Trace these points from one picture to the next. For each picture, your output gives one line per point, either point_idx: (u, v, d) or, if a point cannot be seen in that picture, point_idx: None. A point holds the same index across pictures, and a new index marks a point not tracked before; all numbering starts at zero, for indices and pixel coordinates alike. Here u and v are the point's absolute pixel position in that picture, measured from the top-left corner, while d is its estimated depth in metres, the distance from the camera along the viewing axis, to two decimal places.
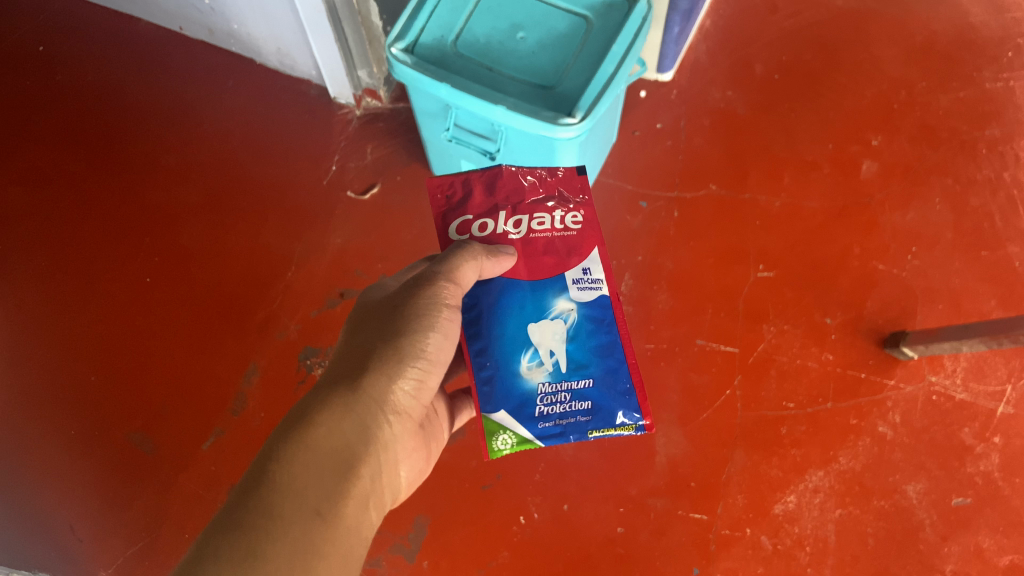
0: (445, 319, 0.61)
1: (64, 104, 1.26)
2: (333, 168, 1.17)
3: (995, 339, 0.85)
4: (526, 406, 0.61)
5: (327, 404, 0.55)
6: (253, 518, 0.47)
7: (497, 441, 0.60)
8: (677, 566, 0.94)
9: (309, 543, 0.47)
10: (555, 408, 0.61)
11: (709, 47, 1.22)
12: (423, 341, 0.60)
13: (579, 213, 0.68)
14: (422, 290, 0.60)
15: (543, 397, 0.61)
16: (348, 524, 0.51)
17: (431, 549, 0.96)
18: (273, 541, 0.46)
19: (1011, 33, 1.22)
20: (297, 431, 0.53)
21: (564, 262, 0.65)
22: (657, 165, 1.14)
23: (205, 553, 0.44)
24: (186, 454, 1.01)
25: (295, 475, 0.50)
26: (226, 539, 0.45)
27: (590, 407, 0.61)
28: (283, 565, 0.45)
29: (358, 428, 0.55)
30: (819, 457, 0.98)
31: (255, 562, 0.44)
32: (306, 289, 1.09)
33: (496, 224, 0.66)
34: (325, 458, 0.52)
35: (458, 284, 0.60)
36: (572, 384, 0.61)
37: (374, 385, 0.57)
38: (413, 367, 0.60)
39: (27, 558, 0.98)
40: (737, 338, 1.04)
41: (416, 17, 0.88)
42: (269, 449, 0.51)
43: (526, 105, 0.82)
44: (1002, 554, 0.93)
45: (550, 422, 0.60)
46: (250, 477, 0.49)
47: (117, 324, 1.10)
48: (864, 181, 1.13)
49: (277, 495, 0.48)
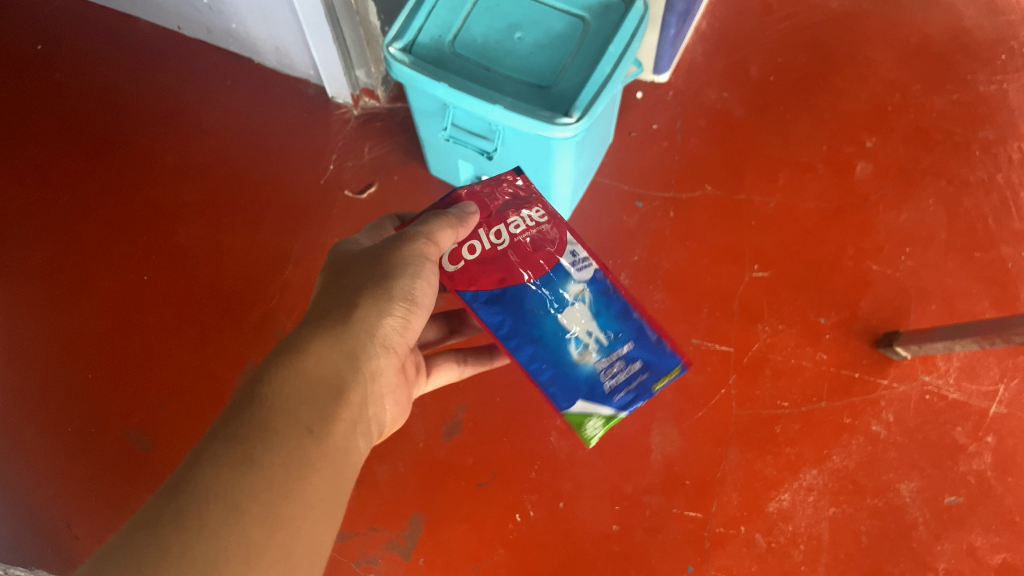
0: (430, 267, 0.60)
1: (62, 102, 1.26)
2: (330, 167, 1.17)
3: (989, 339, 0.85)
4: (597, 391, 0.63)
5: (317, 334, 0.55)
6: (247, 429, 0.47)
7: (588, 429, 0.62)
8: (672, 564, 0.94)
9: (301, 457, 0.48)
10: (618, 378, 0.63)
11: (705, 49, 1.23)
12: (410, 284, 0.59)
13: (543, 204, 0.69)
14: (405, 238, 0.59)
15: (604, 374, 0.63)
16: (339, 445, 0.51)
17: (428, 546, 0.96)
18: (267, 452, 0.47)
19: (1005, 36, 1.23)
20: (289, 355, 0.53)
21: (554, 251, 0.66)
22: (653, 166, 1.15)
23: (201, 458, 0.45)
24: (184, 450, 1.02)
25: (288, 394, 0.50)
26: (222, 446, 0.46)
27: (642, 364, 0.65)
28: (277, 474, 0.46)
29: (347, 358, 0.55)
30: (813, 455, 0.99)
31: (250, 468, 0.45)
32: (304, 288, 1.10)
33: (482, 242, 0.66)
34: (316, 382, 0.52)
35: (438, 245, 0.59)
36: (620, 352, 0.64)
37: (364, 319, 0.57)
38: (401, 306, 0.59)
39: (23, 554, 0.97)
40: (732, 337, 1.04)
41: (414, 17, 0.88)
42: (261, 370, 0.51)
43: (523, 105, 0.83)
44: (994, 553, 0.94)
45: (622, 392, 0.63)
46: (244, 395, 0.50)
47: (114, 322, 1.10)
48: (858, 182, 1.13)
49: (269, 411, 0.49)
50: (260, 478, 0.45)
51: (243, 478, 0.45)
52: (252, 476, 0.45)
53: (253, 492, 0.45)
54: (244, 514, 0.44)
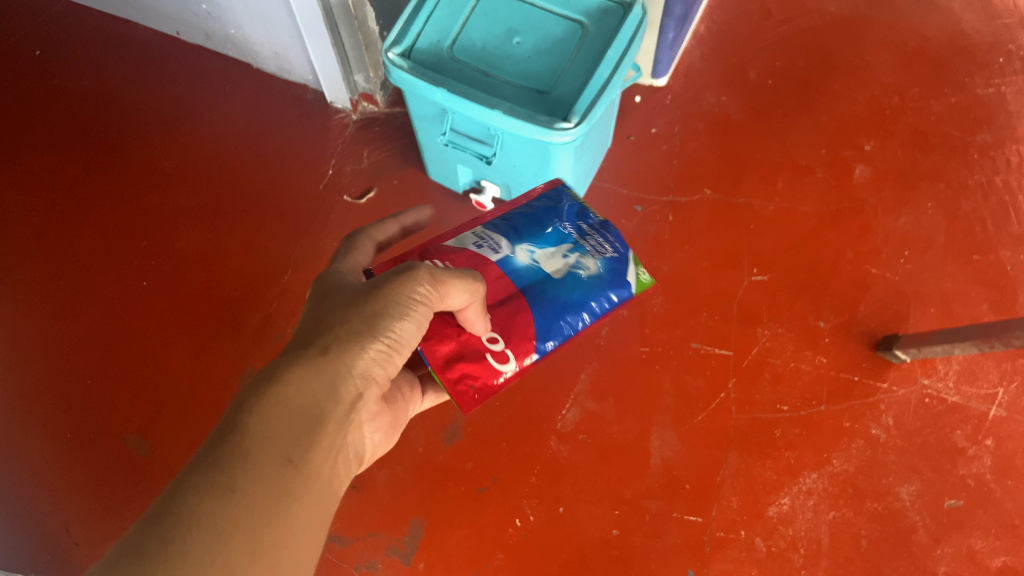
0: (422, 310, 0.60)
1: (61, 107, 1.26)
2: (329, 172, 1.17)
3: (989, 342, 0.85)
4: (621, 260, 0.72)
5: (300, 363, 0.54)
6: (229, 457, 0.47)
7: (641, 277, 0.73)
8: (672, 568, 0.94)
9: (281, 487, 0.48)
10: (606, 245, 0.73)
11: (703, 53, 1.23)
12: (396, 323, 0.58)
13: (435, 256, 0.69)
14: (401, 278, 0.59)
15: (601, 254, 0.72)
16: (319, 474, 0.51)
17: (428, 551, 0.96)
18: (249, 481, 0.46)
19: (1002, 39, 1.23)
20: (270, 385, 0.52)
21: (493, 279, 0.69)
22: (652, 170, 1.15)
23: (184, 487, 0.45)
24: (182, 457, 1.02)
25: (268, 424, 0.50)
26: (204, 474, 0.46)
27: (596, 227, 0.75)
28: (257, 503, 0.46)
29: (329, 389, 0.54)
30: (812, 459, 0.99)
31: (231, 497, 0.45)
32: (302, 293, 1.10)
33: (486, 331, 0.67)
34: (296, 412, 0.52)
35: (438, 294, 0.60)
36: (590, 240, 0.73)
37: (347, 351, 0.56)
38: (385, 341, 0.57)
39: (22, 561, 0.97)
40: (732, 341, 1.04)
41: (412, 22, 0.88)
42: (242, 397, 0.51)
43: (521, 110, 0.83)
44: (994, 556, 0.94)
45: (614, 245, 0.74)
46: (225, 423, 0.49)
47: (114, 328, 1.10)
48: (856, 185, 1.13)
49: (250, 440, 0.48)
50: (241, 507, 0.45)
51: (224, 507, 0.45)
52: (234, 505, 0.45)
53: (235, 520, 0.45)
54: (226, 543, 0.44)
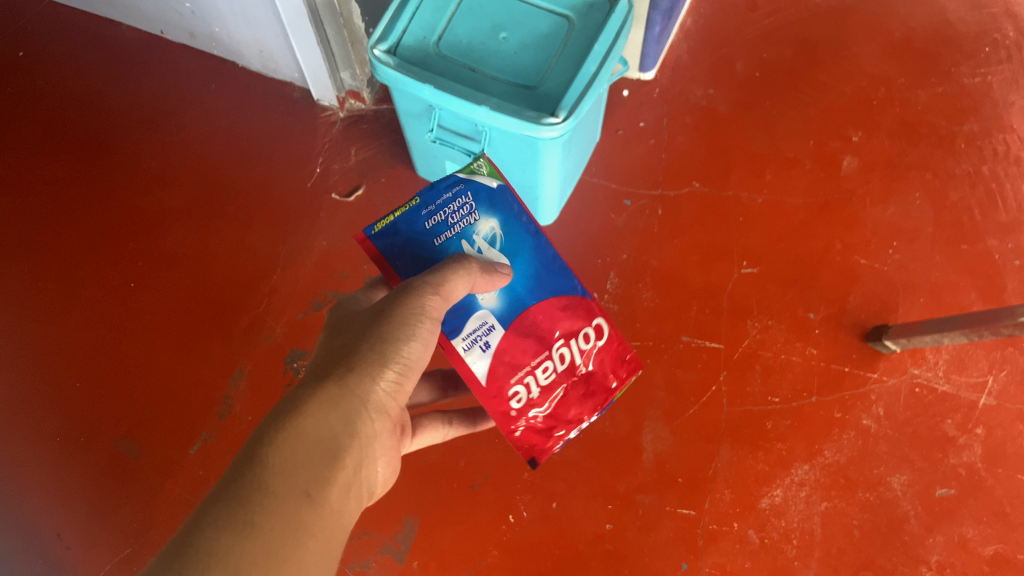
0: (428, 325, 0.59)
1: (45, 108, 1.25)
2: (317, 170, 1.17)
3: (977, 332, 0.86)
4: (469, 197, 0.67)
5: (315, 396, 0.54)
6: (247, 491, 0.46)
7: (475, 163, 0.69)
8: (665, 561, 0.94)
9: (299, 522, 0.47)
10: (446, 218, 0.66)
11: (690, 46, 1.23)
12: (404, 347, 0.58)
13: (515, 396, 0.66)
14: (406, 291, 0.58)
15: (457, 222, 0.66)
16: (335, 509, 0.50)
17: (421, 549, 0.96)
18: (268, 515, 0.46)
19: (988, 28, 1.24)
20: (285, 417, 0.52)
21: (530, 350, 0.66)
22: (640, 164, 1.15)
23: (202, 523, 0.44)
24: (174, 458, 1.01)
25: (286, 456, 0.49)
26: (222, 510, 0.45)
27: (423, 204, 0.67)
28: (275, 539, 0.45)
29: (344, 421, 0.54)
30: (804, 451, 0.99)
31: (250, 532, 0.44)
32: (292, 292, 1.09)
33: (572, 350, 0.67)
34: (312, 444, 0.51)
35: (445, 297, 0.59)
36: (453, 231, 0.66)
37: (360, 383, 0.56)
38: (395, 368, 0.58)
39: (15, 566, 0.97)
40: (722, 334, 1.04)
41: (398, 18, 0.88)
42: (260, 430, 0.51)
43: (508, 105, 0.83)
44: (986, 544, 0.94)
45: (445, 197, 0.67)
46: (244, 455, 0.49)
47: (101, 330, 1.09)
48: (844, 177, 1.14)
49: (268, 473, 0.48)
50: (259, 543, 0.44)
51: (241, 544, 0.43)
52: (254, 540, 0.44)
53: (252, 557, 0.43)
54: None
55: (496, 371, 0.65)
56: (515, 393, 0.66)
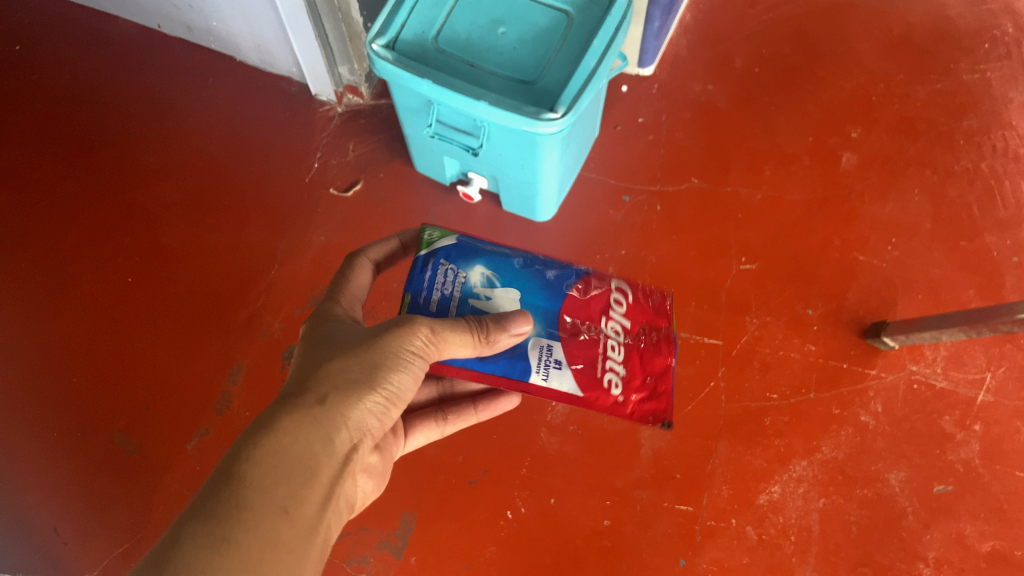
0: (418, 363, 0.58)
1: (41, 103, 1.25)
2: (315, 165, 1.16)
3: (976, 328, 0.86)
4: (447, 265, 0.65)
5: (298, 413, 0.53)
6: (227, 507, 0.46)
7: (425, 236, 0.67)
8: (663, 557, 0.94)
9: (277, 540, 0.47)
10: (445, 289, 0.64)
11: (690, 41, 1.23)
12: (391, 377, 0.57)
13: (607, 384, 0.64)
14: (405, 329, 0.57)
15: (455, 285, 0.64)
16: (312, 526, 0.51)
17: (419, 545, 0.96)
18: (247, 533, 0.46)
19: (987, 24, 1.23)
20: (268, 434, 0.51)
21: (589, 341, 0.65)
22: (639, 160, 1.15)
23: (179, 536, 0.44)
24: (171, 454, 1.01)
25: (267, 473, 0.49)
26: (201, 526, 0.45)
27: (416, 299, 0.63)
28: (252, 556, 0.46)
29: (326, 442, 0.53)
30: (802, 447, 0.99)
31: (228, 549, 0.45)
32: (290, 288, 1.09)
33: (619, 320, 0.67)
34: (293, 462, 0.51)
35: (441, 349, 0.58)
36: (458, 295, 0.64)
37: (345, 405, 0.55)
38: (381, 394, 0.57)
39: (12, 562, 0.97)
40: (721, 330, 1.04)
41: (397, 13, 0.87)
42: (240, 444, 0.50)
43: (508, 101, 0.82)
44: (983, 541, 0.94)
45: (431, 275, 0.64)
46: (223, 468, 0.49)
47: (98, 325, 1.09)
48: (842, 173, 1.14)
49: (248, 490, 0.48)
50: (237, 560, 0.45)
51: (219, 562, 0.44)
52: (231, 557, 0.45)
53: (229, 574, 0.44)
54: None
55: (584, 377, 0.63)
56: (604, 382, 0.64)
